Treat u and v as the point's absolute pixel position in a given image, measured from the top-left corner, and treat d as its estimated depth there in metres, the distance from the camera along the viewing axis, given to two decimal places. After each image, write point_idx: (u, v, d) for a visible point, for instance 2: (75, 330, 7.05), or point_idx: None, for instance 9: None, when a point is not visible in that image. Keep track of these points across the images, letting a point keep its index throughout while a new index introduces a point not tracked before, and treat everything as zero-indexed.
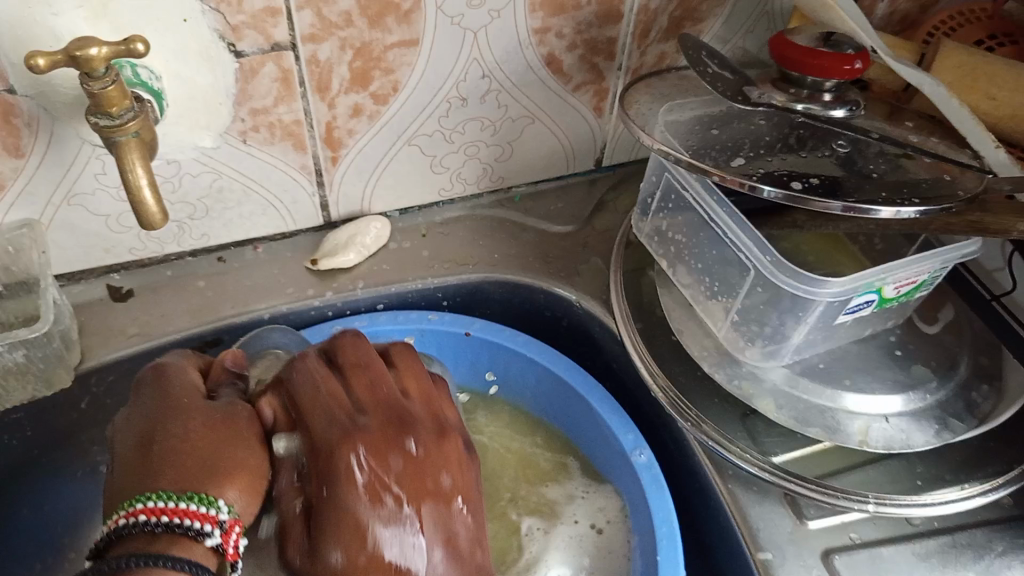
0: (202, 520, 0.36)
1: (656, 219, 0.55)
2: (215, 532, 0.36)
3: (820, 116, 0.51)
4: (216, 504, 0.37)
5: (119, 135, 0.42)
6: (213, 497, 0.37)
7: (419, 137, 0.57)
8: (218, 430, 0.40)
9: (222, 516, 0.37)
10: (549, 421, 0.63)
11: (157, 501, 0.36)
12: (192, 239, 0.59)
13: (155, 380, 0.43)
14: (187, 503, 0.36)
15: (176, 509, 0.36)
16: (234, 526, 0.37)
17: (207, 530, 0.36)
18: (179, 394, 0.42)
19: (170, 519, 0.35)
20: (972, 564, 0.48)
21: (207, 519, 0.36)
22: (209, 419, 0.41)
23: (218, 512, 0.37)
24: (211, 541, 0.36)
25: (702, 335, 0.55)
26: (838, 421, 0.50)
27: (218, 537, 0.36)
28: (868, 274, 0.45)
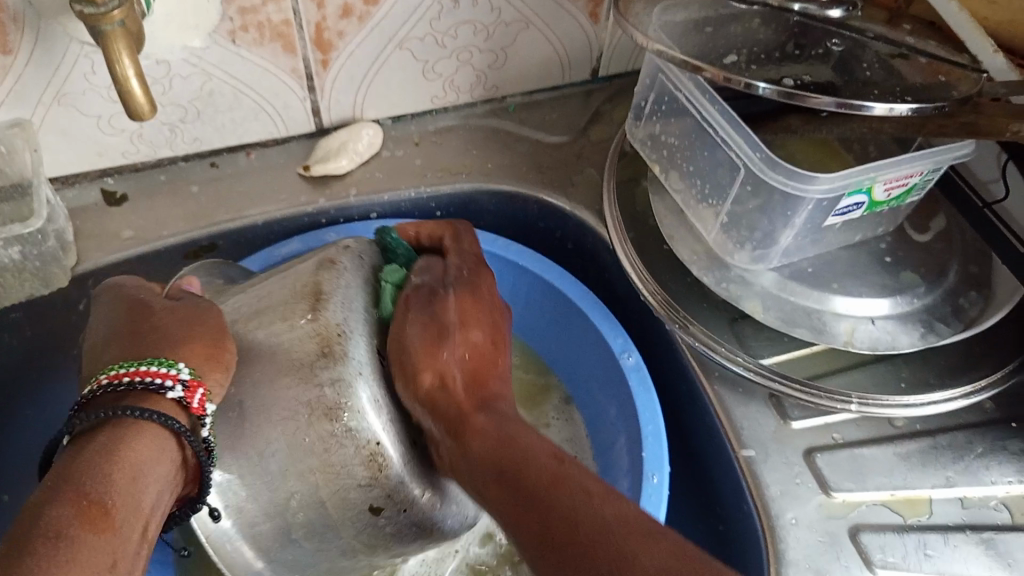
0: (162, 377, 0.38)
1: (650, 123, 0.55)
2: (176, 387, 0.38)
3: (817, 16, 0.50)
4: (177, 364, 0.38)
5: (104, 24, 0.41)
6: (175, 360, 0.39)
7: (411, 41, 0.56)
8: (184, 315, 0.42)
9: (184, 375, 0.38)
10: (538, 330, 0.64)
11: (120, 368, 0.38)
12: (185, 144, 0.59)
13: (113, 288, 0.44)
14: (150, 365, 0.38)
15: (138, 371, 0.38)
16: (198, 384, 0.39)
17: (168, 385, 0.38)
18: (140, 293, 0.43)
19: (136, 380, 0.37)
20: (951, 464, 0.49)
21: (170, 377, 0.38)
22: (176, 308, 0.42)
23: (179, 371, 0.38)
24: (174, 395, 0.38)
25: (693, 241, 0.55)
26: (825, 322, 0.50)
27: (181, 392, 0.38)
28: (857, 171, 0.45)
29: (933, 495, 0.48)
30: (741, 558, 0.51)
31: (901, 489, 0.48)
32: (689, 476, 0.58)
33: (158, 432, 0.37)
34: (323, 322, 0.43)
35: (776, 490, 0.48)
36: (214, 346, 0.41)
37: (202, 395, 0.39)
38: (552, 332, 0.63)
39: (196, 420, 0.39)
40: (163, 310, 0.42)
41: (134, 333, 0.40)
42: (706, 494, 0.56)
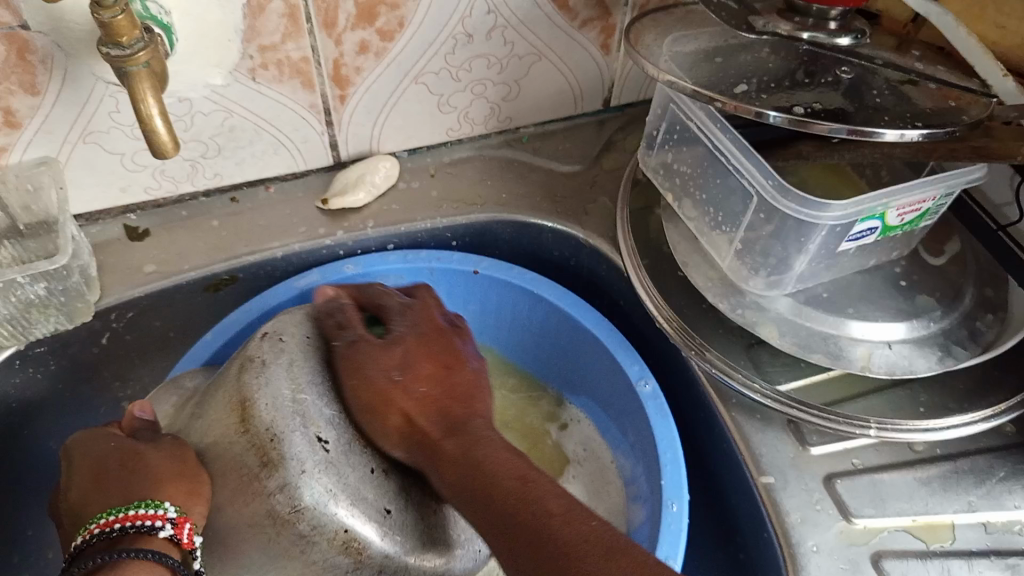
0: (152, 518, 0.38)
1: (662, 152, 0.56)
2: (166, 526, 0.38)
3: (825, 44, 0.51)
4: (164, 504, 0.39)
5: (131, 66, 0.43)
6: (160, 501, 0.39)
7: (427, 75, 0.58)
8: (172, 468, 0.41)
9: (172, 514, 0.39)
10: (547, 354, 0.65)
11: (110, 514, 0.38)
12: (206, 179, 0.60)
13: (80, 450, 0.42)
14: (139, 509, 0.38)
15: (129, 515, 0.38)
16: (185, 521, 0.39)
17: (159, 525, 0.38)
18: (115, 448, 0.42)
19: (132, 526, 0.37)
20: (974, 489, 0.49)
21: (160, 519, 0.38)
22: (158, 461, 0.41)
23: (167, 511, 0.39)
24: (165, 534, 0.38)
25: (707, 267, 0.55)
26: (841, 347, 0.50)
27: (171, 530, 0.39)
28: (870, 197, 0.45)
29: (956, 521, 0.48)
30: None
31: (923, 514, 0.48)
32: (708, 502, 0.58)
33: (158, 568, 0.37)
34: (256, 432, 0.41)
35: (796, 516, 0.48)
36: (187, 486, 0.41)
37: (191, 530, 0.40)
38: (567, 357, 0.63)
39: (186, 555, 0.39)
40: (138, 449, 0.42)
41: (129, 467, 0.40)
42: (725, 522, 0.55)
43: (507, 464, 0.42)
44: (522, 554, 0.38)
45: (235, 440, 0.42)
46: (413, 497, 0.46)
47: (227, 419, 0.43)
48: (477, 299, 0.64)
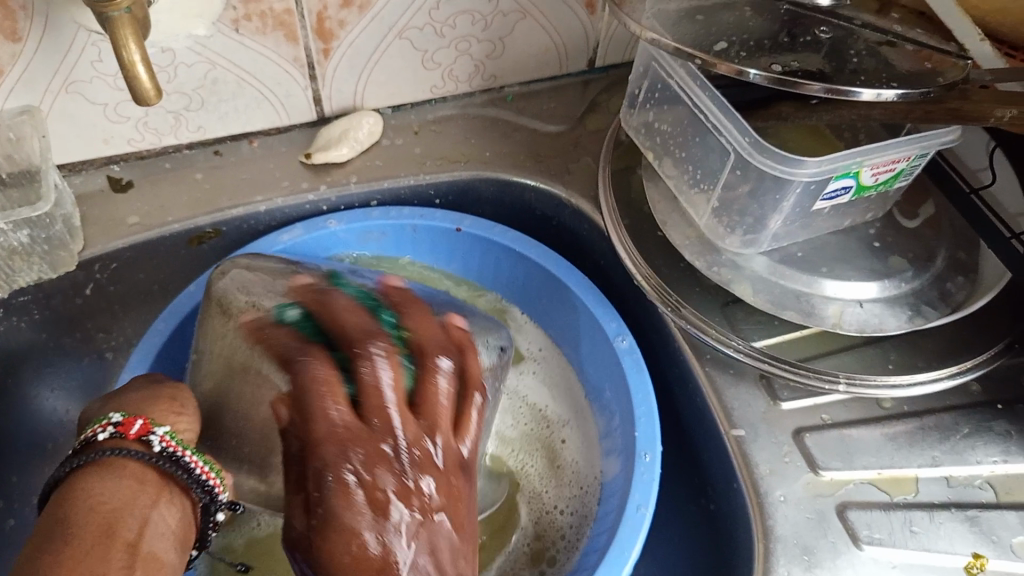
0: (93, 430, 0.41)
1: (643, 111, 0.56)
2: (109, 430, 0.40)
3: (806, 4, 0.52)
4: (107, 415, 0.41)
5: (113, 11, 0.42)
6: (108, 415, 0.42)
7: (411, 30, 0.58)
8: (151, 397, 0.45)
9: (114, 418, 0.41)
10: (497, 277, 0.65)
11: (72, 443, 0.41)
12: (189, 132, 0.60)
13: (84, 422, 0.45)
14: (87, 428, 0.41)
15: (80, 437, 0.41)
16: (132, 419, 0.41)
17: (100, 432, 0.40)
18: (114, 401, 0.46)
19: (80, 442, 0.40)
20: (938, 445, 0.50)
21: (105, 425, 0.41)
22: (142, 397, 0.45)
23: (109, 419, 0.41)
24: (109, 434, 0.40)
25: (685, 226, 0.56)
26: (814, 305, 0.51)
27: (114, 430, 0.40)
28: (844, 156, 0.46)
29: (919, 475, 0.49)
30: (729, 537, 0.52)
31: (888, 468, 0.49)
32: (682, 457, 0.59)
33: (112, 461, 0.39)
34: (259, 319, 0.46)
35: (765, 468, 0.49)
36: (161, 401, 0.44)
37: (140, 423, 0.41)
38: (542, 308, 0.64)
39: (145, 441, 0.41)
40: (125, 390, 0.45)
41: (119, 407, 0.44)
42: (698, 475, 0.57)
43: None
44: None
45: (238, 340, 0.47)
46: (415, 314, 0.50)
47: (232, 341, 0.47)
48: (460, 256, 0.65)
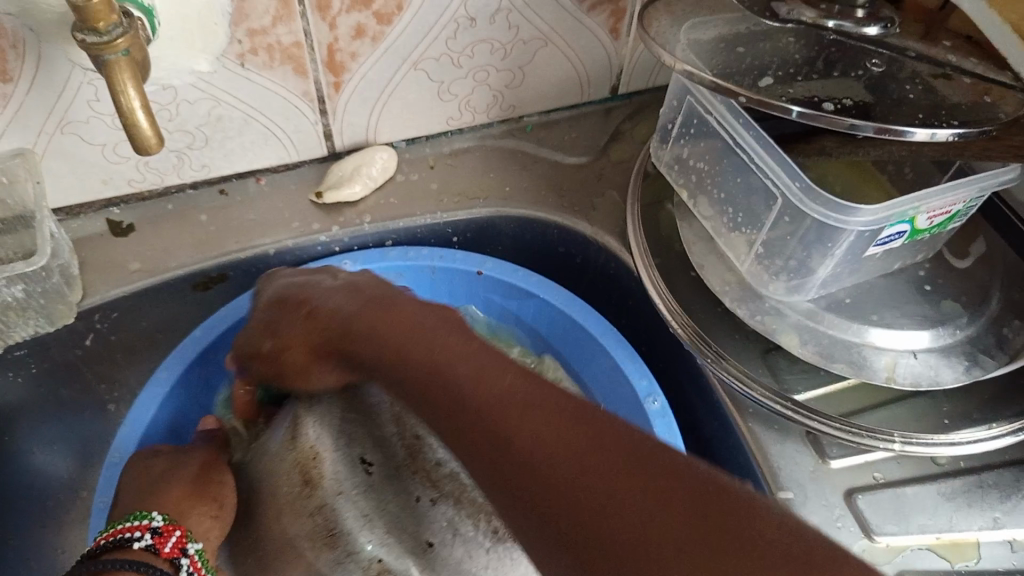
0: (132, 530, 0.44)
1: (677, 146, 0.53)
2: (146, 536, 0.44)
3: (851, 34, 0.48)
4: (149, 516, 0.45)
5: (108, 53, 0.39)
6: (149, 513, 0.46)
7: (426, 61, 0.54)
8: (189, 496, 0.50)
9: (155, 523, 0.45)
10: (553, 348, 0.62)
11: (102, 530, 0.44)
12: (192, 171, 0.56)
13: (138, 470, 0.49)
14: (128, 522, 0.45)
15: (114, 530, 0.44)
16: (169, 530, 0.45)
17: (137, 535, 0.44)
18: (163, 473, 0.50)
19: (121, 535, 0.43)
20: (998, 504, 0.47)
21: (144, 527, 0.44)
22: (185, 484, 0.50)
23: (150, 521, 0.45)
24: (144, 542, 0.44)
25: (723, 269, 0.52)
26: (864, 356, 0.48)
27: (150, 539, 0.44)
28: (902, 201, 0.42)
29: (980, 538, 0.46)
30: None
31: (947, 531, 0.46)
32: None
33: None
34: (319, 495, 0.54)
35: None
36: (201, 482, 0.51)
37: (175, 537, 0.45)
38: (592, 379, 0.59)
39: (173, 560, 0.44)
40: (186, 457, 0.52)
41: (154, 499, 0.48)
42: None
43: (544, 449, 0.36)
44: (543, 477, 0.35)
45: (303, 499, 0.54)
46: (465, 529, 0.54)
47: (289, 475, 0.54)
48: (480, 298, 0.62)
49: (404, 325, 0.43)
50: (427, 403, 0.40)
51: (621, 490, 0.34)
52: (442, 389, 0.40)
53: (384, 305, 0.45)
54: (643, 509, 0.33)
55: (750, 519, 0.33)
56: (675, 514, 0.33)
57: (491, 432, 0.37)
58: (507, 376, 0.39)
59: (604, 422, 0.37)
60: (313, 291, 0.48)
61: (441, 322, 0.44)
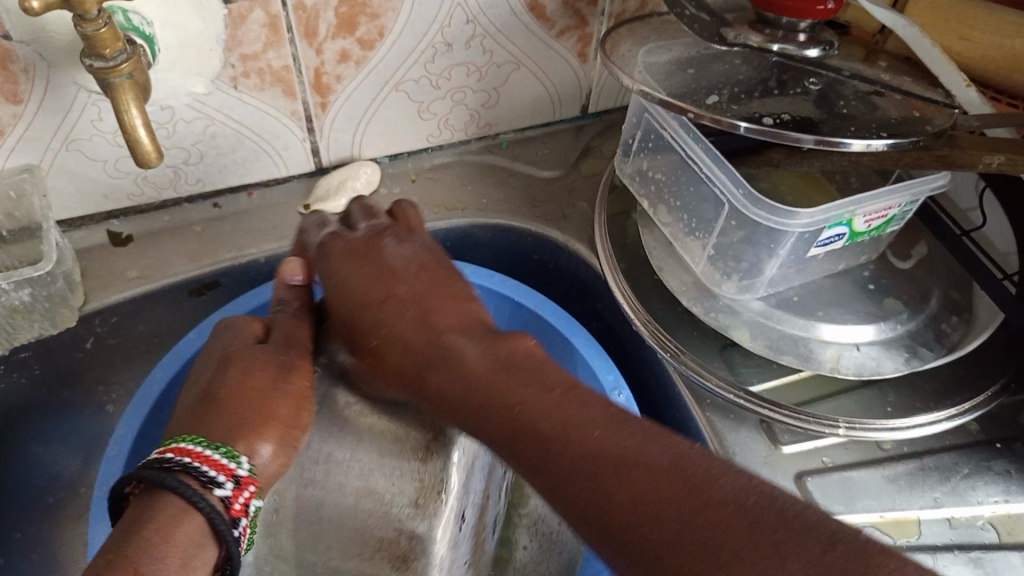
0: (219, 470, 0.39)
1: (638, 159, 0.57)
2: (226, 484, 0.39)
3: (795, 56, 0.52)
4: (238, 460, 0.40)
5: (113, 76, 0.43)
6: (232, 452, 0.40)
7: (407, 83, 0.59)
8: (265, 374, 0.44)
9: (239, 472, 0.39)
10: None
11: (189, 443, 0.39)
12: (188, 185, 0.60)
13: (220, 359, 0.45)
14: (208, 451, 0.39)
15: (203, 455, 0.39)
16: (248, 484, 0.40)
17: (220, 480, 0.38)
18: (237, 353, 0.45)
19: (198, 464, 0.38)
20: (939, 486, 0.50)
21: (218, 466, 0.39)
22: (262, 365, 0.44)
23: (236, 467, 0.40)
24: (223, 491, 0.38)
25: (682, 272, 0.56)
26: (811, 349, 0.52)
27: (229, 490, 0.38)
28: (838, 205, 0.47)
29: (921, 516, 0.49)
30: None
31: (890, 511, 0.49)
32: None
33: (191, 524, 0.37)
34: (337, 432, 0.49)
35: None
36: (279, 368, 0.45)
37: (248, 493, 0.39)
38: None
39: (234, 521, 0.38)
40: (261, 369, 0.44)
41: (240, 415, 0.42)
42: None
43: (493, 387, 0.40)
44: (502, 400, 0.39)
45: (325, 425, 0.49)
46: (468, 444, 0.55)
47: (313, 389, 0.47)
48: None
49: (444, 340, 0.43)
50: (478, 419, 0.40)
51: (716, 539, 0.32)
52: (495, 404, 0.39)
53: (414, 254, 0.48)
54: (601, 442, 0.36)
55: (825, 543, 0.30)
56: (764, 549, 0.31)
57: (534, 440, 0.37)
58: (546, 393, 0.39)
59: (642, 440, 0.36)
60: (378, 259, 0.47)
61: (487, 346, 0.42)
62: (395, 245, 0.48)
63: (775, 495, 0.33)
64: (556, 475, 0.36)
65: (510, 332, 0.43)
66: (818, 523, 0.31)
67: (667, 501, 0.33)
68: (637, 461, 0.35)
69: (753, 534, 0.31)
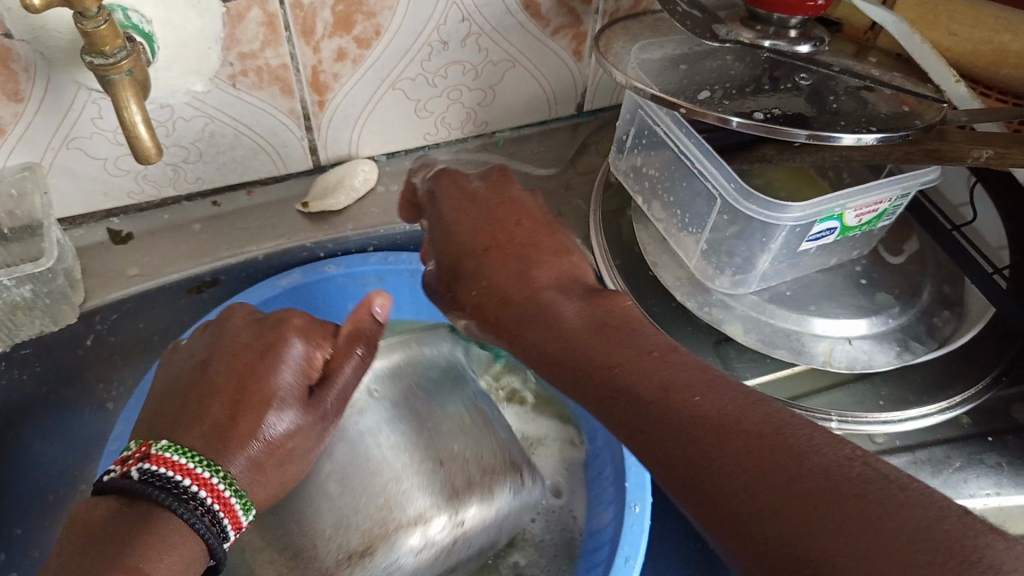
0: (234, 522, 0.41)
1: (632, 156, 0.57)
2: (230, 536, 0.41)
3: (785, 52, 0.52)
4: (247, 510, 0.42)
5: (113, 73, 0.44)
6: (217, 468, 0.41)
7: (403, 81, 0.59)
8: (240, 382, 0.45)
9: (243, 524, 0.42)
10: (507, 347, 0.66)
11: (222, 481, 0.41)
12: (188, 183, 0.61)
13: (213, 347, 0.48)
14: (199, 469, 0.40)
15: (228, 501, 0.41)
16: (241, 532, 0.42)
17: (231, 531, 0.41)
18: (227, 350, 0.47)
19: (185, 480, 0.40)
20: (931, 478, 0.49)
21: (206, 485, 0.40)
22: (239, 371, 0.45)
23: (243, 520, 0.42)
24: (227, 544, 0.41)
25: (676, 267, 0.57)
26: (803, 343, 0.52)
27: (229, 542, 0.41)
28: (829, 199, 0.47)
29: None
30: None
31: None
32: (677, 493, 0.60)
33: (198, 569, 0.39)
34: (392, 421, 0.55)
35: None
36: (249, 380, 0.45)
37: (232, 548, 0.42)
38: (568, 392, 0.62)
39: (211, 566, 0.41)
40: (247, 364, 0.45)
41: (219, 424, 0.43)
42: None
43: (598, 344, 0.41)
44: (603, 347, 0.40)
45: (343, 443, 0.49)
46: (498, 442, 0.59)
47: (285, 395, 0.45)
48: None
49: (544, 298, 0.44)
50: (574, 378, 0.40)
51: (821, 504, 0.30)
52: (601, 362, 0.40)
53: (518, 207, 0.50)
54: (705, 403, 0.36)
55: (934, 514, 0.29)
56: (838, 511, 0.30)
57: (634, 401, 0.37)
58: (649, 351, 0.39)
59: (746, 406, 0.35)
60: (488, 206, 0.49)
61: (585, 306, 0.43)
62: (506, 192, 0.50)
63: (881, 467, 0.32)
64: (656, 434, 0.36)
65: (610, 292, 0.44)
66: (941, 518, 0.29)
67: (769, 466, 0.32)
68: (741, 418, 0.35)
69: (862, 503, 0.30)
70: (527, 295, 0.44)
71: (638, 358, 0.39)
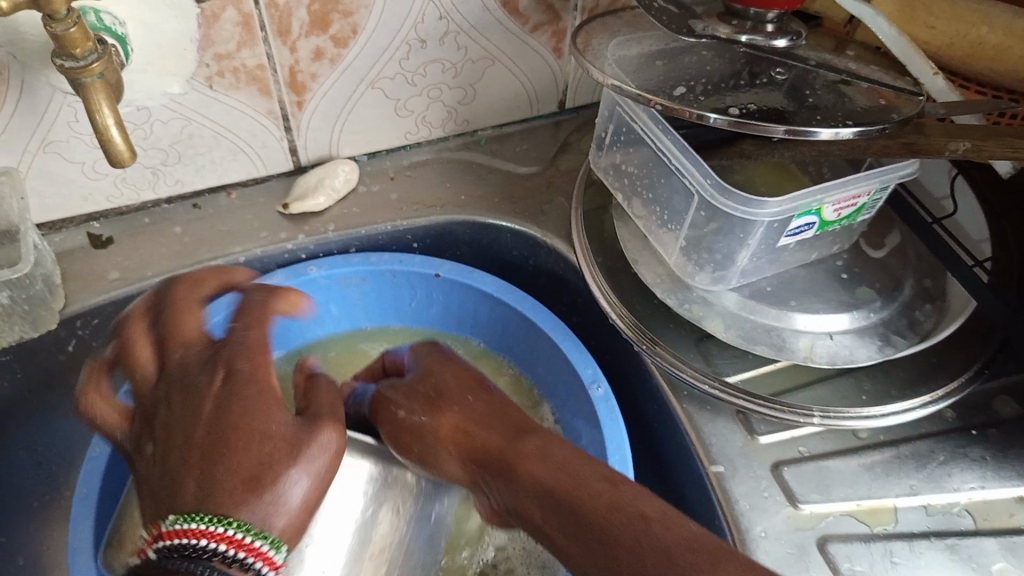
0: (264, 561, 0.39)
1: (611, 153, 0.57)
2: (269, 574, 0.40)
3: (762, 46, 0.52)
4: (274, 544, 0.40)
5: (85, 76, 0.44)
6: (241, 522, 0.39)
7: (382, 80, 0.59)
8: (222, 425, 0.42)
9: (278, 560, 0.40)
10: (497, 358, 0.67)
11: (230, 528, 0.39)
12: (167, 186, 0.61)
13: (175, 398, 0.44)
14: (249, 539, 0.39)
15: (245, 544, 0.39)
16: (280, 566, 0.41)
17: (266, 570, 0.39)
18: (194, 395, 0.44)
19: (238, 552, 0.38)
20: (915, 472, 0.50)
21: (235, 540, 0.39)
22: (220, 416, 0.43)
23: (276, 556, 0.40)
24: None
25: (656, 264, 0.57)
26: (784, 338, 0.52)
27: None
28: (806, 194, 0.47)
29: (898, 504, 0.49)
30: None
31: (866, 498, 0.49)
32: (661, 491, 0.60)
33: None
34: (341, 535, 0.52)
35: (744, 503, 0.49)
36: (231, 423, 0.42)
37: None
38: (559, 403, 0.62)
39: None
40: (219, 413, 0.43)
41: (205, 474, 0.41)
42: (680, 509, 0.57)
43: (575, 478, 0.44)
44: (576, 493, 0.43)
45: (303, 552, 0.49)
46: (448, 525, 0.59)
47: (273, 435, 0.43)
48: (439, 301, 0.66)
49: (515, 440, 0.48)
50: (559, 519, 0.43)
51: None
52: (592, 502, 0.42)
53: (472, 387, 0.55)
54: (664, 537, 0.39)
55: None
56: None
57: (606, 540, 0.40)
58: (609, 482, 0.43)
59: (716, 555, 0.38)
60: (443, 395, 0.54)
61: (557, 444, 0.48)
62: (457, 376, 0.55)
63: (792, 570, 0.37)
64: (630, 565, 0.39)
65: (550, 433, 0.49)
66: None
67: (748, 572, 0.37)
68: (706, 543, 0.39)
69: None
70: (520, 453, 0.47)
71: (596, 483, 0.43)
